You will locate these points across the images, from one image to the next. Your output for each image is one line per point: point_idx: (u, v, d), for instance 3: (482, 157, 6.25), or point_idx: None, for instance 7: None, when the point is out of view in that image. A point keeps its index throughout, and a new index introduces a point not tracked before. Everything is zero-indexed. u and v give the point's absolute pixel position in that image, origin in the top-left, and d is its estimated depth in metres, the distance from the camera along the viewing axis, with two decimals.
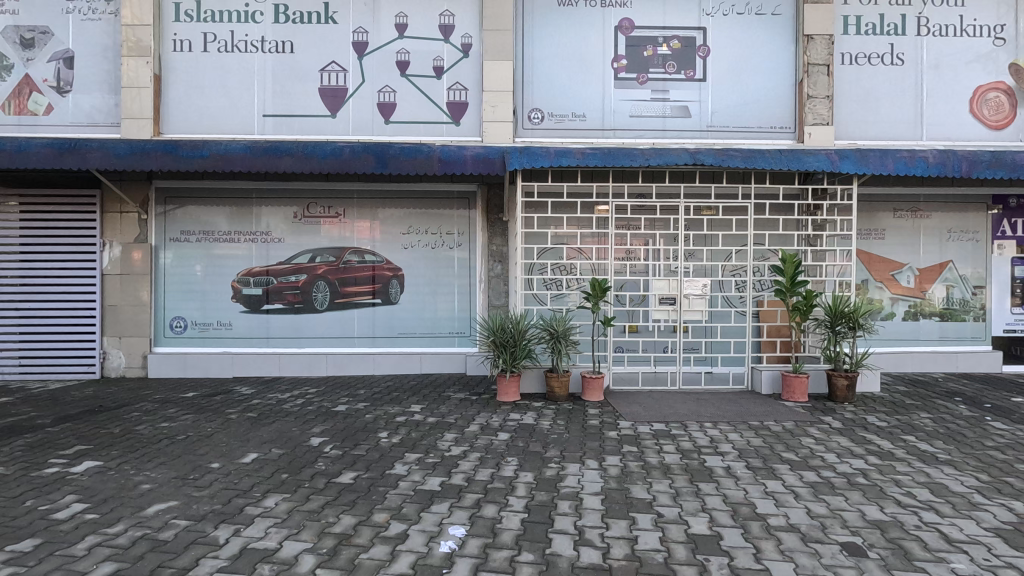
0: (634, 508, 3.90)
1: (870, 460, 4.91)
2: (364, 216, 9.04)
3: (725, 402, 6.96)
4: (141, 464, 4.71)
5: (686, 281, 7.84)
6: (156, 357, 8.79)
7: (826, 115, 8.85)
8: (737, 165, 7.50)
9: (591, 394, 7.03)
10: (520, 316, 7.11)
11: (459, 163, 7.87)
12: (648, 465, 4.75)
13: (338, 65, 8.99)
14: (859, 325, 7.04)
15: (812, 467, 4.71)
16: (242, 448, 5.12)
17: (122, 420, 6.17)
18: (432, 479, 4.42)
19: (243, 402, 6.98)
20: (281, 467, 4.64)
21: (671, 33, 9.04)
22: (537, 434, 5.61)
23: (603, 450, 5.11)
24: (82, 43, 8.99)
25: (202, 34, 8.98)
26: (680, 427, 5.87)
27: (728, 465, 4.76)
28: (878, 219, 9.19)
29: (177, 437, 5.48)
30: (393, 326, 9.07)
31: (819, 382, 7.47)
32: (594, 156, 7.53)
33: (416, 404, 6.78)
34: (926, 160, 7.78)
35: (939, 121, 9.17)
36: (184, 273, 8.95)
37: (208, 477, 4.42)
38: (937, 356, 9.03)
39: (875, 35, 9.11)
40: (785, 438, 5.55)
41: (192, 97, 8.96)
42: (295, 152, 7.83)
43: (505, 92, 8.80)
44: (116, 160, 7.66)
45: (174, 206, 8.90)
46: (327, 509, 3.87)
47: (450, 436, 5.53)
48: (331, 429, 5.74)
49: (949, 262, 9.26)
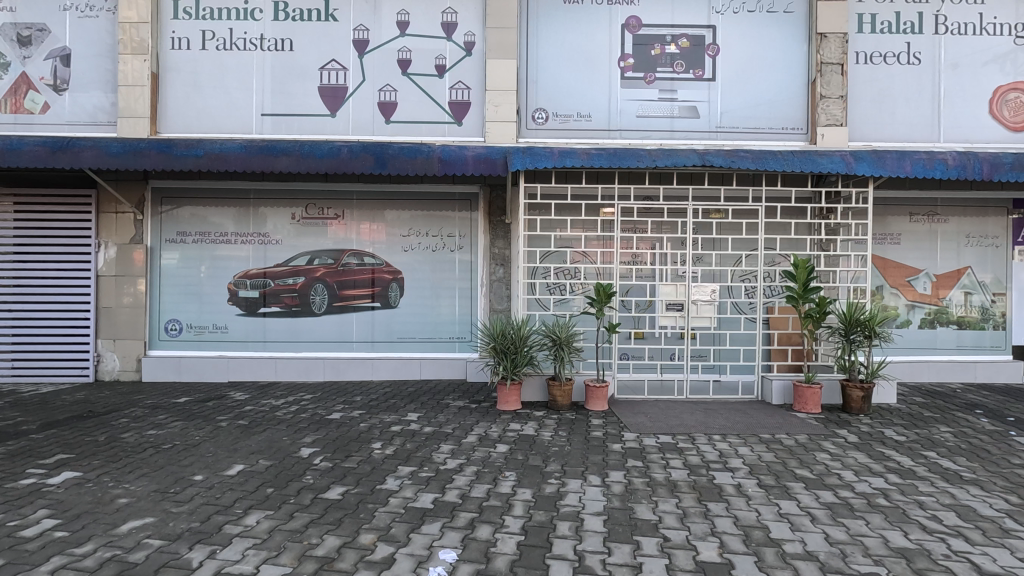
0: (638, 531, 3.65)
1: (891, 479, 4.63)
2: (364, 217, 8.83)
3: (735, 413, 6.70)
4: (121, 475, 4.49)
5: (694, 287, 7.55)
6: (151, 360, 8.62)
7: (840, 117, 8.58)
8: (748, 166, 7.25)
9: (595, 404, 6.77)
10: (523, 321, 6.87)
11: (460, 163, 7.65)
12: (654, 482, 4.49)
13: (338, 63, 8.80)
14: (876, 333, 6.75)
15: (828, 487, 4.44)
16: (228, 460, 4.89)
17: (109, 426, 5.97)
18: (425, 495, 4.18)
19: (235, 408, 6.77)
20: (267, 480, 4.42)
21: (679, 31, 8.80)
22: (537, 446, 5.36)
23: (607, 465, 4.86)
24: (79, 41, 8.84)
25: (201, 32, 8.81)
26: (688, 440, 5.61)
27: (739, 482, 4.50)
28: (894, 223, 8.90)
29: (163, 446, 5.26)
30: (393, 330, 8.85)
31: (833, 392, 7.17)
32: (599, 156, 7.27)
33: (413, 413, 6.55)
34: (945, 162, 7.48)
35: (957, 122, 8.87)
36: (181, 274, 8.77)
37: (189, 491, 4.20)
38: (954, 366, 8.72)
39: (891, 33, 8.83)
40: (799, 453, 5.27)
41: (190, 95, 8.79)
42: (291, 152, 7.63)
43: (508, 92, 8.58)
44: (108, 159, 7.48)
45: (170, 207, 8.73)
46: (311, 528, 3.64)
47: (446, 447, 5.30)
48: (323, 438, 5.52)
49: (968, 268, 8.95)
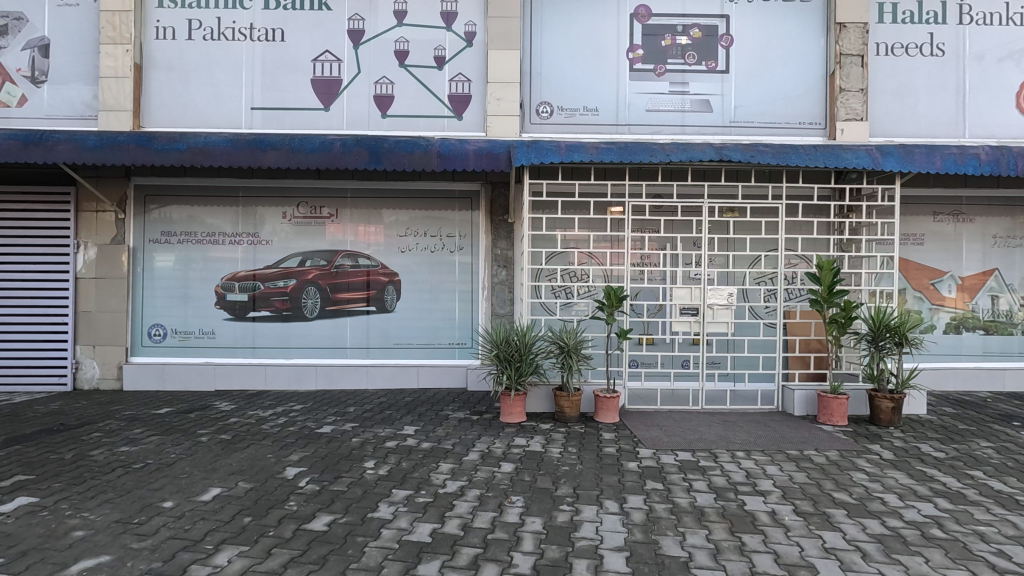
0: (666, 572, 3.18)
1: (941, 504, 4.15)
2: (358, 217, 8.36)
3: (756, 426, 6.23)
4: (82, 502, 4.01)
5: (710, 290, 7.06)
6: (132, 368, 8.12)
7: (860, 110, 8.12)
8: (768, 162, 6.78)
9: (605, 415, 6.30)
10: (527, 327, 6.41)
11: (460, 159, 7.17)
12: (678, 508, 4.02)
13: (332, 54, 8.34)
14: (907, 339, 6.29)
15: (873, 514, 3.96)
16: (203, 482, 4.40)
17: (78, 442, 5.48)
18: (423, 526, 3.70)
19: (218, 421, 6.27)
20: (244, 508, 3.94)
21: (691, 21, 8.35)
22: (546, 465, 4.89)
23: (624, 488, 4.39)
24: (58, 30, 8.37)
25: (187, 21, 8.36)
26: (710, 458, 5.16)
27: (773, 509, 4.02)
28: (917, 223, 8.43)
29: (133, 466, 4.78)
30: (390, 336, 8.37)
31: (860, 403, 6.71)
32: (609, 151, 6.82)
33: (410, 426, 6.07)
34: (977, 157, 7.01)
35: (984, 117, 8.40)
36: (165, 277, 8.30)
37: (155, 521, 3.72)
38: (983, 373, 8.25)
39: (913, 23, 8.41)
40: (833, 473, 4.80)
41: (175, 87, 8.32)
42: (280, 146, 7.16)
43: (511, 84, 8.13)
44: (84, 153, 6.99)
45: (154, 205, 8.25)
46: (291, 568, 3.16)
47: (446, 466, 4.82)
48: (311, 456, 5.04)
49: (995, 270, 8.49)
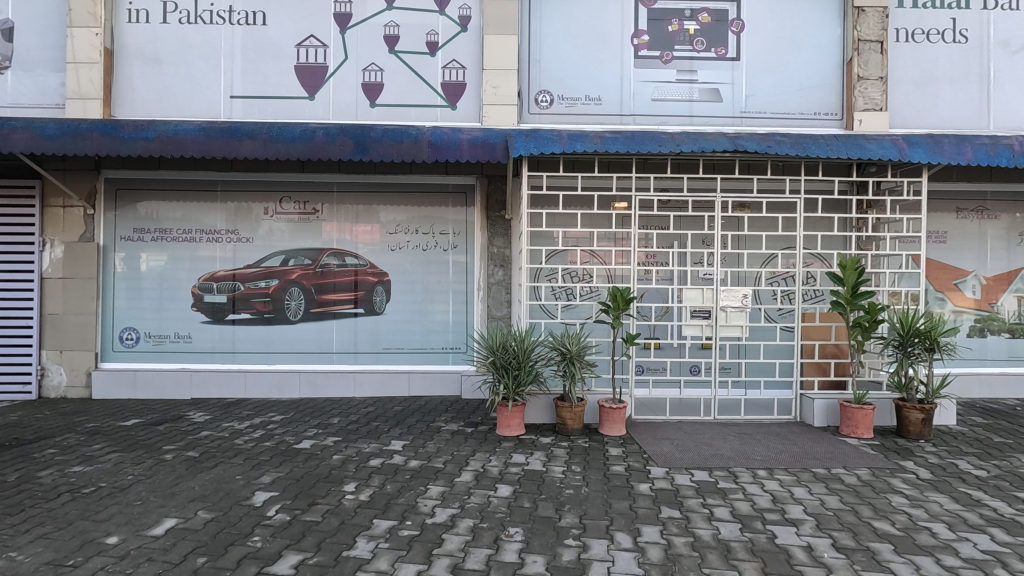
0: None
1: (999, 537, 3.64)
2: (346, 214, 7.83)
3: (776, 439, 5.73)
4: (11, 539, 3.46)
5: (723, 292, 6.52)
6: (102, 375, 7.57)
7: (880, 100, 7.60)
8: (786, 153, 6.27)
9: (611, 428, 5.79)
10: (526, 331, 5.88)
11: (454, 148, 6.63)
12: (701, 543, 3.50)
13: (317, 40, 7.80)
14: (938, 345, 5.79)
15: (925, 550, 3.46)
16: (158, 512, 3.86)
17: (28, 461, 4.92)
18: (406, 569, 3.16)
19: (188, 435, 5.73)
20: (200, 545, 3.40)
21: (699, 5, 7.83)
22: (548, 488, 4.36)
23: (637, 517, 3.86)
24: (22, 13, 7.81)
25: (161, 3, 7.79)
26: (729, 478, 4.65)
27: (809, 544, 3.51)
28: (940, 220, 7.94)
29: (82, 490, 4.23)
30: (379, 340, 7.84)
31: (884, 413, 6.22)
32: (615, 140, 6.29)
33: (398, 440, 5.54)
34: (1010, 148, 6.52)
35: (1012, 106, 7.89)
36: (137, 277, 7.75)
37: (91, 564, 3.17)
38: (1010, 380, 7.76)
39: (934, 8, 7.92)
40: (869, 496, 4.30)
41: (149, 74, 7.76)
42: (257, 135, 6.63)
43: (508, 71, 7.60)
44: (44, 142, 6.44)
45: (126, 201, 7.70)
46: None
47: (435, 490, 4.29)
48: (284, 478, 4.51)
49: (1020, 270, 8.01)
